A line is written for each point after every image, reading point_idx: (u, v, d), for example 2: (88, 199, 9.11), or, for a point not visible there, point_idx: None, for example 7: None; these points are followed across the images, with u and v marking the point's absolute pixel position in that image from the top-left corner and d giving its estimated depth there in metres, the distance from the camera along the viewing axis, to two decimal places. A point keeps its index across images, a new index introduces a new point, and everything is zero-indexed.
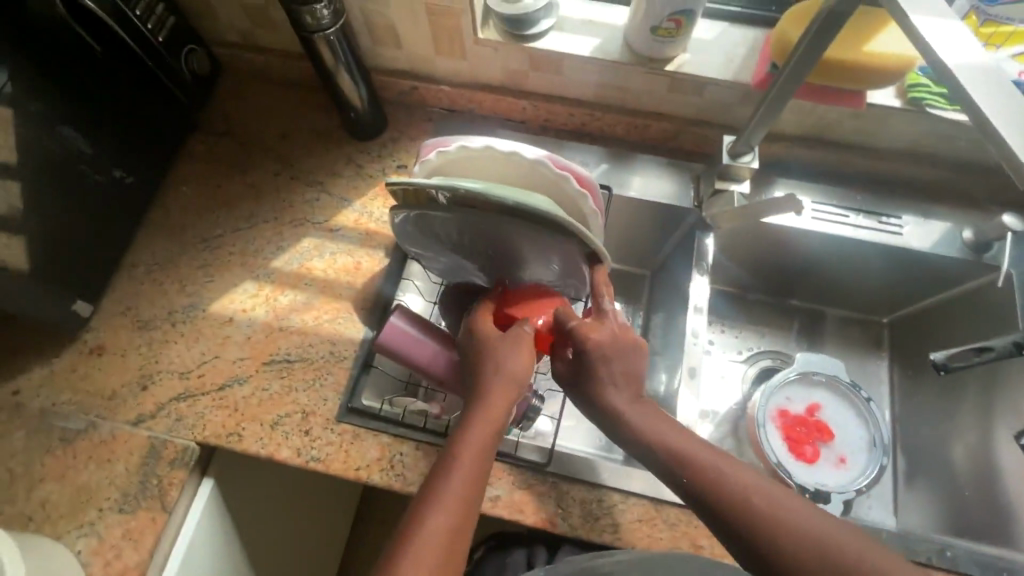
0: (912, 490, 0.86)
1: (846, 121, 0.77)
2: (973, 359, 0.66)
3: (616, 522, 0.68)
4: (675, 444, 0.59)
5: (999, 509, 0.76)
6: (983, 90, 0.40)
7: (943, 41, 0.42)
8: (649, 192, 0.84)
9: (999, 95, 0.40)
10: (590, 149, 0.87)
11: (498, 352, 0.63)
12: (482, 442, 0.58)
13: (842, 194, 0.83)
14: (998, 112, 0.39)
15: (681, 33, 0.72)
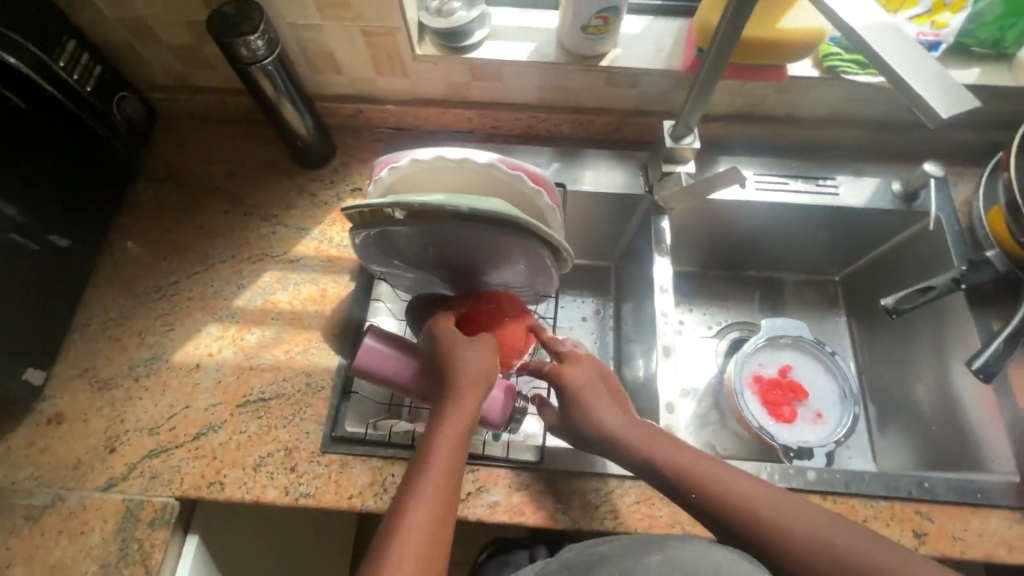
0: (886, 434, 0.90)
1: (774, 96, 0.82)
2: (917, 300, 0.74)
3: (616, 508, 0.69)
4: (645, 447, 0.62)
5: (970, 443, 0.79)
6: (889, 47, 0.44)
7: (846, 7, 0.46)
8: (602, 184, 0.87)
9: (902, 50, 0.44)
10: (540, 150, 0.89)
11: (461, 354, 0.62)
12: (451, 446, 0.58)
13: (781, 164, 0.88)
14: (904, 65, 0.43)
15: (610, 29, 0.75)
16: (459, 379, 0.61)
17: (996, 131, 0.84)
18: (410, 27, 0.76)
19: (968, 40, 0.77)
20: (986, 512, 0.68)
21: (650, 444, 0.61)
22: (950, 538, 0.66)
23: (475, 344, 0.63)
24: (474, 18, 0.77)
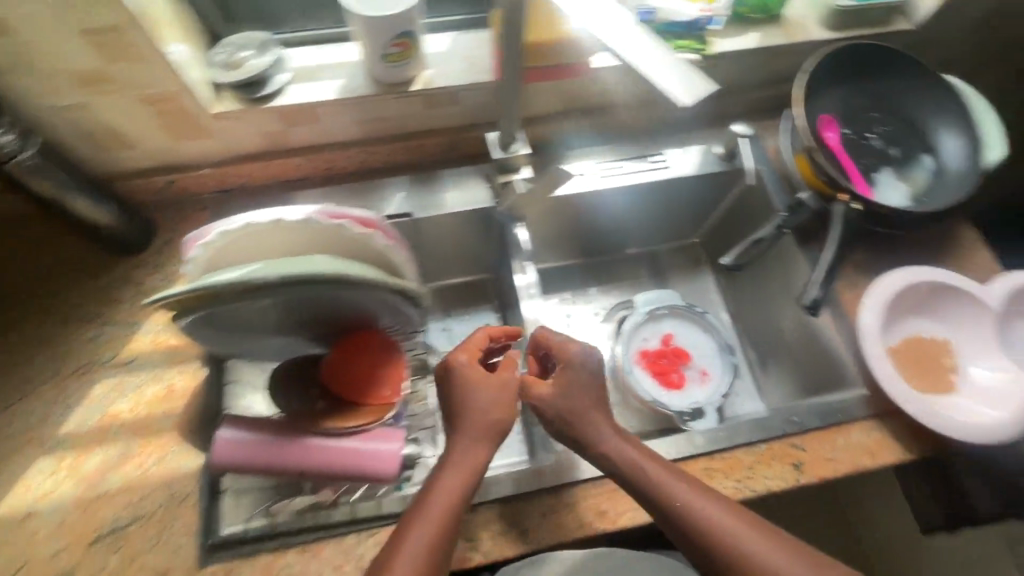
0: (768, 374, 0.96)
1: (590, 89, 0.84)
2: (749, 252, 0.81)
3: (528, 528, 0.67)
4: (638, 459, 0.62)
5: (831, 359, 0.83)
6: (638, 51, 0.45)
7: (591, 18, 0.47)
8: (450, 203, 0.84)
9: (650, 52, 0.46)
10: (382, 183, 0.86)
11: (471, 391, 0.63)
12: (460, 476, 0.59)
13: (614, 149, 0.91)
14: (655, 66, 0.45)
15: (412, 53, 0.73)
16: (471, 412, 0.61)
17: (786, 83, 0.92)
18: (197, 89, 0.70)
19: (741, 9, 0.82)
20: (848, 428, 0.74)
21: (645, 463, 0.62)
22: (823, 461, 0.72)
23: (493, 381, 0.64)
24: (271, 64, 0.74)
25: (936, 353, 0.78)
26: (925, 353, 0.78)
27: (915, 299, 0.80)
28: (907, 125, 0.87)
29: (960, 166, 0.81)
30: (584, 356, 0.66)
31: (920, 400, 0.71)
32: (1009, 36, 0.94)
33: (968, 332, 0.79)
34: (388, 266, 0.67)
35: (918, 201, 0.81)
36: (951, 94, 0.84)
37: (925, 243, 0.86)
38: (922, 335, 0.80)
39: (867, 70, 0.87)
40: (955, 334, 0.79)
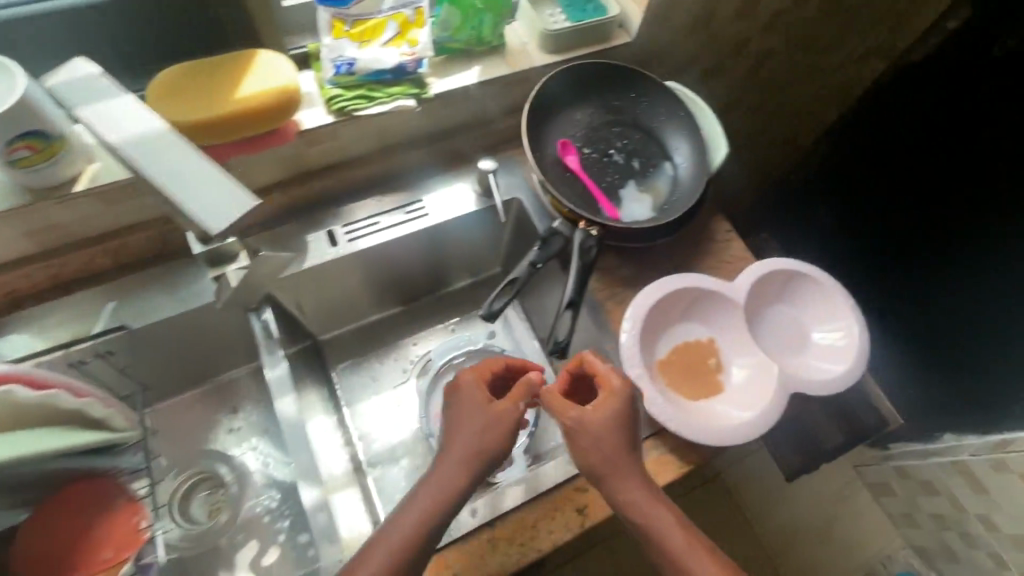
0: None
1: (311, 150, 0.76)
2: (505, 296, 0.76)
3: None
4: (618, 490, 0.61)
5: None
6: (155, 155, 0.47)
7: (116, 124, 0.48)
8: (172, 306, 0.74)
9: (166, 157, 0.47)
10: (87, 296, 0.74)
11: (462, 413, 0.62)
12: (451, 480, 0.59)
13: (364, 206, 0.85)
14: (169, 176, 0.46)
15: (50, 154, 0.61)
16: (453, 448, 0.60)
17: None
18: None
19: (454, 44, 0.78)
20: None
21: (631, 491, 0.61)
22: (605, 498, 0.70)
23: (489, 411, 0.61)
24: None
25: (700, 356, 0.80)
26: (691, 359, 0.79)
27: (675, 307, 0.80)
28: (645, 134, 0.88)
29: (691, 171, 0.83)
30: (627, 389, 0.64)
31: (681, 414, 0.72)
32: (728, 31, 0.99)
33: (726, 329, 0.80)
34: (63, 415, 0.58)
35: (660, 212, 0.82)
36: (674, 102, 0.86)
37: (686, 243, 0.88)
38: (688, 339, 0.81)
39: (597, 88, 0.87)
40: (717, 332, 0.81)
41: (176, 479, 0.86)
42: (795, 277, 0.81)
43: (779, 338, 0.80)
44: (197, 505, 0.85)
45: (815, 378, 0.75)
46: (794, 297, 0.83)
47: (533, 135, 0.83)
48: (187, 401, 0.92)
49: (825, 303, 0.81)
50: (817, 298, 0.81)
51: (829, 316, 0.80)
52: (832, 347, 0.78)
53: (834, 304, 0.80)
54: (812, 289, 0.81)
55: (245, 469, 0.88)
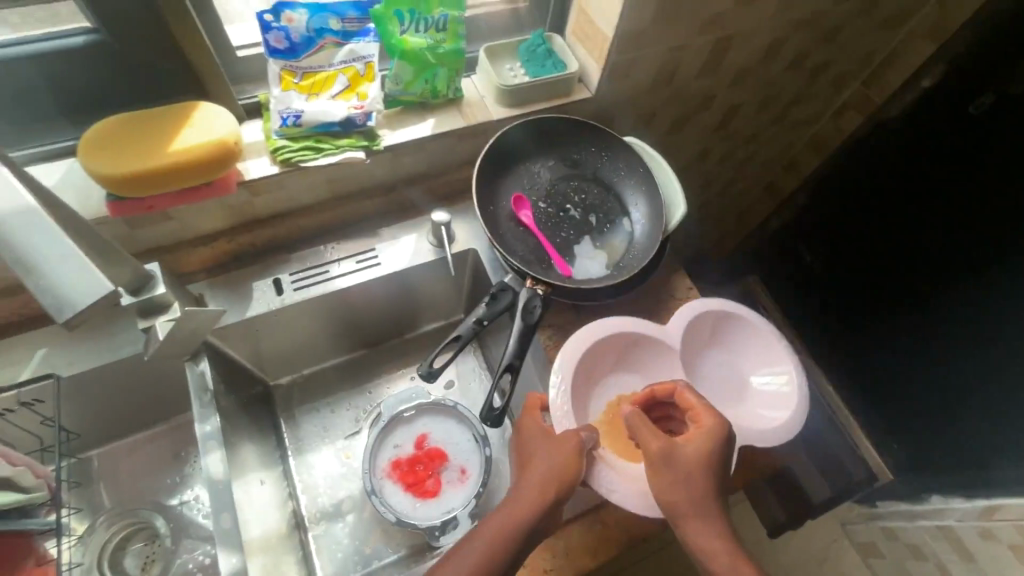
0: None
1: (256, 199, 0.75)
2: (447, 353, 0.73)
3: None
4: (682, 524, 0.58)
5: None
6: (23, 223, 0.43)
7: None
8: (104, 353, 0.72)
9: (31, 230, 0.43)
10: (20, 341, 0.72)
11: (540, 444, 0.65)
12: (527, 497, 0.59)
13: (316, 254, 0.84)
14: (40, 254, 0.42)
15: None
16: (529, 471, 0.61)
17: None
18: None
19: (407, 97, 0.78)
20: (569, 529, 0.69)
21: (694, 529, 0.58)
22: (541, 575, 0.66)
23: (549, 444, 0.64)
24: None
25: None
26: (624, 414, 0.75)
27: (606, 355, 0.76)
28: (604, 190, 0.87)
29: (647, 231, 0.82)
30: (720, 428, 0.61)
31: (627, 488, 0.65)
32: (694, 88, 0.99)
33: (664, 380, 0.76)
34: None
35: (613, 271, 0.80)
36: (634, 160, 0.85)
37: (643, 301, 0.86)
38: (620, 394, 0.77)
39: (556, 142, 0.86)
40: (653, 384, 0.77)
41: (108, 529, 0.79)
42: (733, 323, 0.79)
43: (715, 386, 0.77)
44: (129, 557, 0.79)
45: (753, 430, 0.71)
46: (733, 346, 0.80)
47: (486, 189, 0.82)
48: (126, 445, 0.87)
49: (763, 341, 0.77)
50: (757, 344, 0.78)
51: (769, 362, 0.77)
52: (773, 395, 0.75)
53: (776, 351, 0.76)
54: (751, 336, 0.78)
55: (182, 518, 0.83)
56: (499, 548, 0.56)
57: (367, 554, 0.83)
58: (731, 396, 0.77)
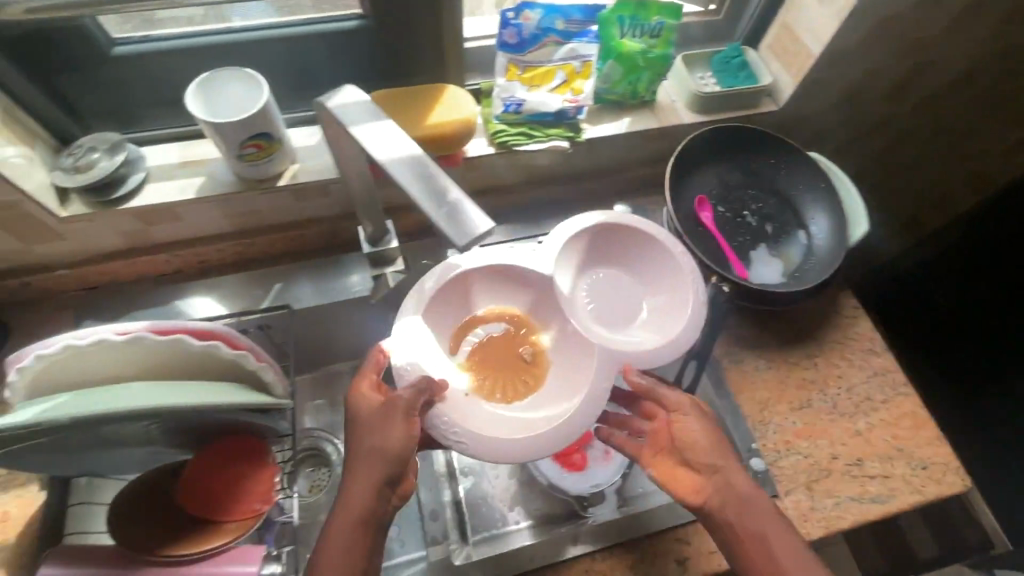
0: None
1: (468, 175, 0.84)
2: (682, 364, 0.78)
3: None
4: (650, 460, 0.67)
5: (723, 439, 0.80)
6: (415, 169, 0.45)
7: (373, 140, 0.46)
8: (324, 294, 0.83)
9: (423, 169, 0.45)
10: (259, 275, 0.84)
11: (367, 427, 0.60)
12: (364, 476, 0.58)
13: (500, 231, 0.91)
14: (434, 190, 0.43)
15: (271, 152, 0.72)
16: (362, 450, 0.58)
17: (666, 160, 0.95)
18: (37, 193, 0.66)
19: (611, 96, 0.85)
20: None
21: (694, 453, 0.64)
22: None
23: (380, 421, 0.59)
24: (123, 162, 0.71)
25: (512, 346, 0.74)
26: (502, 353, 0.74)
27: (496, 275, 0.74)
28: (781, 201, 0.89)
29: (828, 244, 0.84)
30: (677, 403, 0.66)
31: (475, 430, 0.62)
32: (875, 110, 0.99)
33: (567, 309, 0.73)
34: (254, 381, 0.67)
35: (789, 279, 0.83)
36: (816, 174, 0.87)
37: (807, 314, 0.88)
38: (478, 341, 0.74)
39: (740, 148, 0.89)
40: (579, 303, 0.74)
41: None
42: (643, 236, 0.75)
43: (630, 248, 0.76)
44: None
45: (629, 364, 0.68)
46: (645, 265, 0.77)
47: (675, 188, 0.86)
48: (304, 382, 0.91)
49: (663, 256, 0.75)
50: (669, 276, 0.74)
51: (669, 269, 0.74)
52: (669, 319, 0.72)
53: (677, 264, 0.73)
54: (638, 239, 0.75)
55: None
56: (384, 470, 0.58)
57: (507, 513, 0.88)
58: (632, 309, 0.75)
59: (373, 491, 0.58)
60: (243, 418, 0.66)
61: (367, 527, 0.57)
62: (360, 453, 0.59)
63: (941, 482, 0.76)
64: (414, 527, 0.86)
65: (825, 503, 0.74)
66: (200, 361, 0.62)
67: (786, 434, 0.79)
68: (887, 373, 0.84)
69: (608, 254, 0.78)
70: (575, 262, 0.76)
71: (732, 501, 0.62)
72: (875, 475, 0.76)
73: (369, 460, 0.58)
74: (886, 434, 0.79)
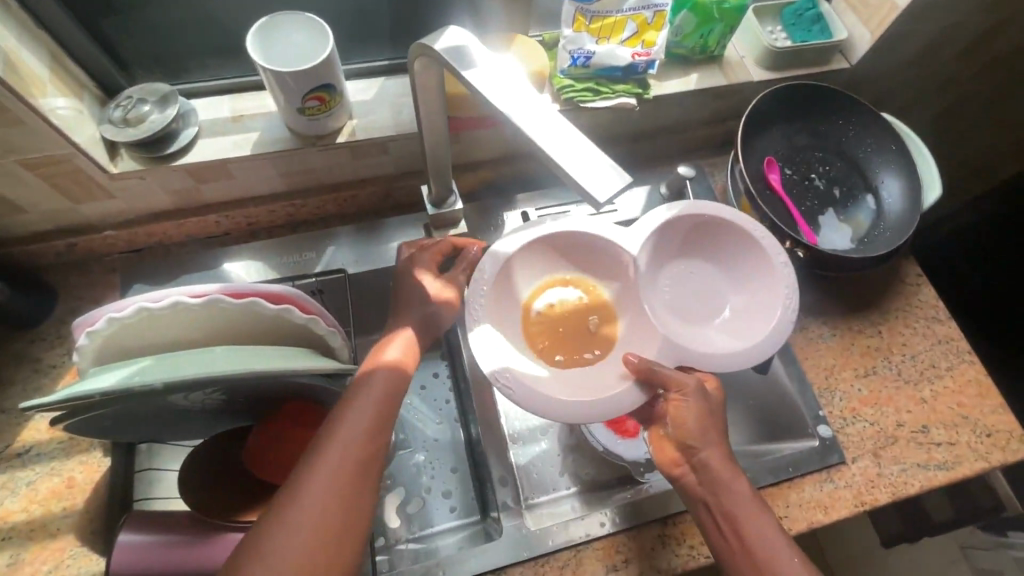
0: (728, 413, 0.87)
1: None
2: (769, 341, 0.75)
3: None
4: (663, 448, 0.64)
5: (789, 405, 0.79)
6: (534, 116, 0.44)
7: (489, 86, 0.46)
8: (380, 258, 0.81)
9: (545, 117, 0.44)
10: (311, 237, 0.81)
11: (374, 378, 0.59)
12: (367, 420, 0.56)
13: (557, 193, 0.88)
14: (556, 139, 0.43)
15: (332, 107, 0.68)
16: (367, 395, 0.57)
17: (727, 121, 0.92)
18: (87, 147, 0.63)
19: (679, 50, 0.81)
20: (801, 482, 0.73)
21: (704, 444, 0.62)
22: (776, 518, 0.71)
23: (387, 371, 0.60)
24: (174, 117, 0.67)
25: (580, 316, 0.73)
26: (566, 325, 0.72)
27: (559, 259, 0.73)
28: (849, 163, 0.86)
29: (899, 209, 0.81)
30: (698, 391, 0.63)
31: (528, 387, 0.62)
32: (945, 71, 0.95)
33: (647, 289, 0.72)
34: (323, 347, 0.64)
35: (859, 245, 0.81)
36: (888, 136, 0.83)
37: (870, 281, 0.86)
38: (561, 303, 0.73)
39: (810, 108, 0.86)
40: (657, 286, 0.73)
41: None
42: (743, 234, 0.72)
43: (723, 242, 0.74)
44: None
45: (681, 360, 0.67)
46: (737, 260, 0.74)
47: (745, 147, 0.82)
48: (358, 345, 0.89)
49: (759, 256, 0.71)
50: (763, 279, 0.71)
51: (764, 274, 0.71)
52: (748, 324, 0.70)
53: (775, 271, 0.70)
54: (737, 236, 0.72)
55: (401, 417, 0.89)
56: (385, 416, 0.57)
57: (556, 479, 0.84)
58: (706, 302, 0.74)
59: (370, 432, 0.55)
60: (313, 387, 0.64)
61: (356, 476, 0.53)
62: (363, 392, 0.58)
63: (1006, 449, 0.76)
64: (470, 491, 0.84)
65: (892, 469, 0.74)
66: (270, 326, 0.60)
67: (851, 402, 0.78)
68: (951, 341, 0.83)
69: (695, 244, 0.75)
70: (666, 244, 0.74)
71: (726, 492, 0.60)
72: (941, 441, 0.76)
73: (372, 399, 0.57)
74: (950, 402, 0.79)
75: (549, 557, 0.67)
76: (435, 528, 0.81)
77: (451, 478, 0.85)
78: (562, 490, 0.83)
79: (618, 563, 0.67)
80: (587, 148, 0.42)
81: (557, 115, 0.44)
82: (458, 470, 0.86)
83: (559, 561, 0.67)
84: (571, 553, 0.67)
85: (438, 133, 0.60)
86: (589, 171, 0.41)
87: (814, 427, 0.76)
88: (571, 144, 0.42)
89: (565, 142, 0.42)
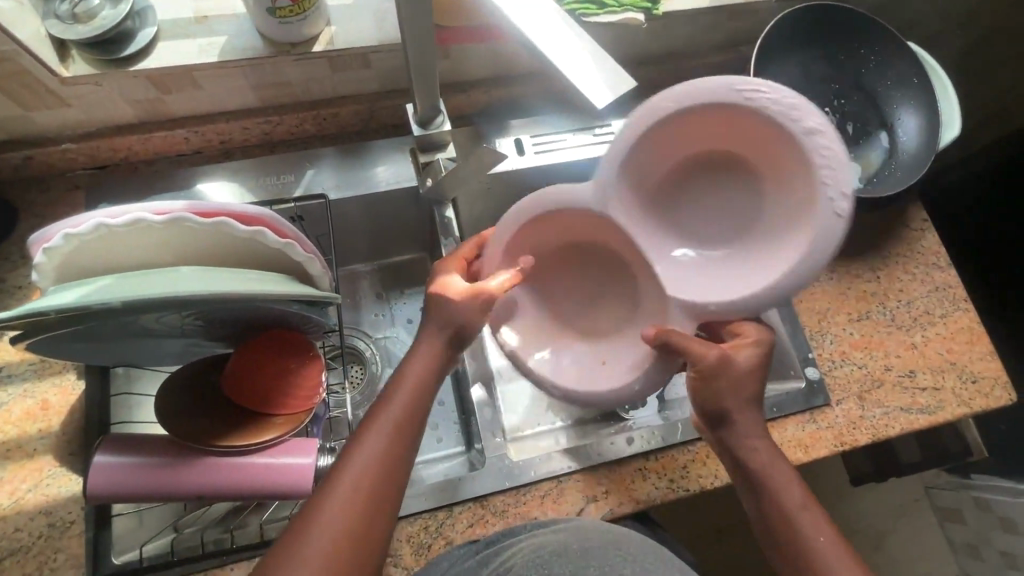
0: None
1: None
2: None
3: (394, 557, 0.63)
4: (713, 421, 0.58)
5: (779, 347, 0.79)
6: (527, 9, 0.39)
7: None
8: (365, 184, 0.76)
9: (539, 11, 0.39)
10: (288, 158, 0.76)
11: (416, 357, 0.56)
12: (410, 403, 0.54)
13: (553, 120, 0.82)
14: (550, 38, 0.38)
15: (306, 8, 0.61)
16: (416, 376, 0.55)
17: (739, 47, 0.86)
18: (33, 46, 0.57)
19: None
20: (785, 422, 0.73)
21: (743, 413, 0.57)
22: None
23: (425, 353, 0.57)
24: (129, 14, 0.61)
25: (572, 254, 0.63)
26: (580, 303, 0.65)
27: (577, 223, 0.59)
28: (866, 97, 0.81)
29: (914, 147, 0.77)
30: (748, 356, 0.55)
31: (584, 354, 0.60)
32: None
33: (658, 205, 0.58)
34: (303, 273, 0.62)
35: (868, 184, 0.78)
36: (909, 67, 0.78)
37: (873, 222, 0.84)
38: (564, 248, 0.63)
39: (827, 35, 0.79)
40: (669, 225, 0.58)
41: None
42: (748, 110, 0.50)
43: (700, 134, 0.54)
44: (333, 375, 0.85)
45: (700, 317, 0.53)
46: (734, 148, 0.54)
47: (758, 74, 0.77)
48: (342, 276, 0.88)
49: (767, 133, 0.51)
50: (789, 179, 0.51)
51: (785, 171, 0.52)
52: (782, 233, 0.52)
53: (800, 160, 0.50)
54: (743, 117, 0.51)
55: (387, 350, 0.86)
56: (410, 434, 0.53)
57: (544, 415, 0.84)
58: (722, 232, 0.57)
59: (412, 420, 0.54)
60: (293, 313, 0.62)
61: (399, 458, 0.52)
62: (387, 404, 0.54)
63: (989, 396, 0.76)
64: (456, 420, 0.84)
65: (874, 412, 0.74)
66: (241, 249, 0.57)
67: (842, 345, 0.78)
68: (949, 288, 0.81)
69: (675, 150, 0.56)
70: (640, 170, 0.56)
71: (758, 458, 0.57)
72: (926, 386, 0.76)
73: (395, 421, 0.53)
74: (940, 347, 0.78)
75: (530, 489, 0.67)
76: (423, 456, 0.82)
77: (438, 410, 0.85)
78: (554, 425, 0.83)
79: (599, 494, 0.68)
80: (586, 51, 0.38)
81: (553, 11, 0.39)
82: (446, 402, 0.85)
83: (541, 492, 0.67)
84: (553, 484, 0.68)
85: (422, 42, 0.54)
86: (589, 77, 0.37)
87: (802, 368, 0.76)
88: (569, 45, 0.38)
89: (562, 43, 0.38)
